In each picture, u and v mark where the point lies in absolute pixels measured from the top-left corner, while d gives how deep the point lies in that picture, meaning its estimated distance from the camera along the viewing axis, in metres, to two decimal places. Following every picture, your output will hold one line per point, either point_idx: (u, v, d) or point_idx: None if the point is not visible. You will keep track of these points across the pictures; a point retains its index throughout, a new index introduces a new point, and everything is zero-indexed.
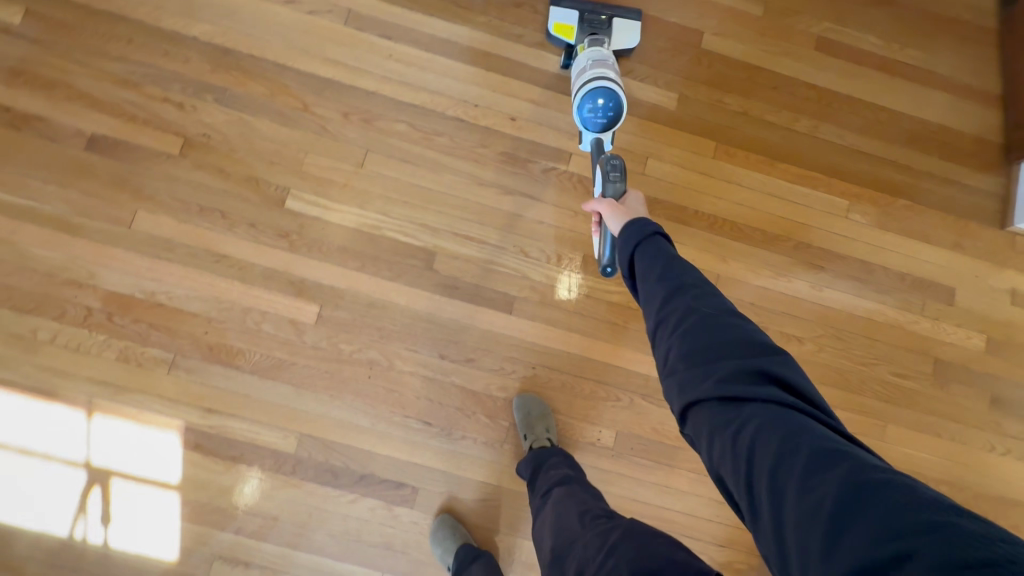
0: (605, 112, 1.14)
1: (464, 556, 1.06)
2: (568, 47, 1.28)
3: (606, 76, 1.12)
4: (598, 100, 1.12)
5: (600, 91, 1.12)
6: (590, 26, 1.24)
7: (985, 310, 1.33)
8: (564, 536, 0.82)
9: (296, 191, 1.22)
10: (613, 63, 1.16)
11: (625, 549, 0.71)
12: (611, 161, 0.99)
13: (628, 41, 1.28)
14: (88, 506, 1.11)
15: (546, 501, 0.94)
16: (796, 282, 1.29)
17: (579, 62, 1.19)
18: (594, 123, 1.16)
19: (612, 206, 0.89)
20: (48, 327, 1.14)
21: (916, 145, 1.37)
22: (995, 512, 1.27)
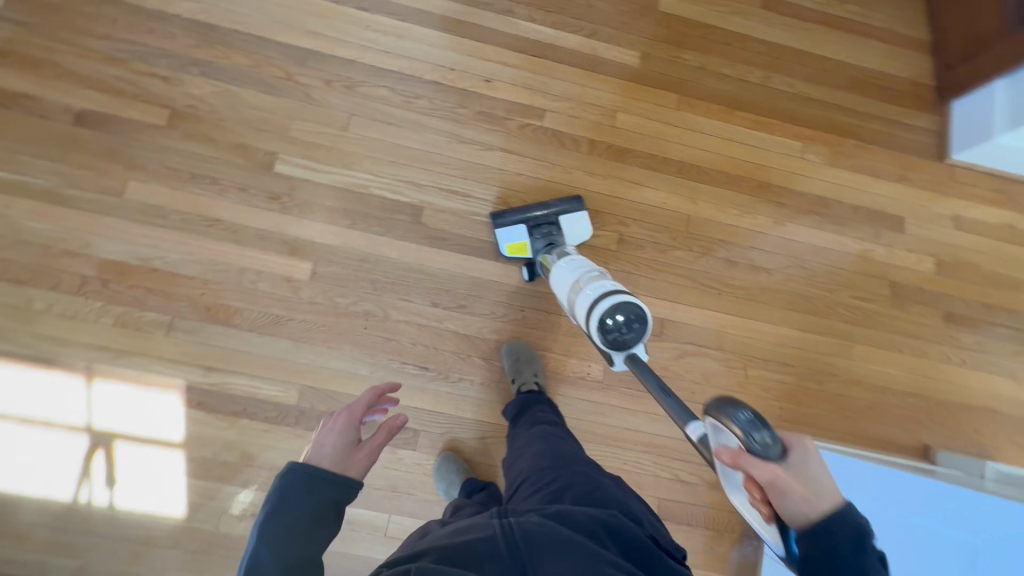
0: (631, 331, 0.86)
1: (470, 486, 1.10)
2: (527, 261, 1.26)
3: (613, 289, 0.88)
4: (618, 315, 0.85)
5: (618, 309, 0.85)
6: (542, 235, 1.23)
7: (933, 236, 1.45)
8: (552, 459, 0.88)
9: (285, 155, 1.27)
10: (605, 273, 0.96)
11: (611, 491, 0.81)
12: (752, 428, 0.57)
13: (582, 236, 1.28)
14: (92, 469, 1.12)
15: (530, 430, 1.01)
16: (761, 218, 1.39)
17: (571, 289, 0.97)
18: (622, 343, 0.87)
19: (786, 484, 0.55)
20: (44, 297, 1.16)
21: (859, 91, 1.49)
22: (957, 418, 1.37)
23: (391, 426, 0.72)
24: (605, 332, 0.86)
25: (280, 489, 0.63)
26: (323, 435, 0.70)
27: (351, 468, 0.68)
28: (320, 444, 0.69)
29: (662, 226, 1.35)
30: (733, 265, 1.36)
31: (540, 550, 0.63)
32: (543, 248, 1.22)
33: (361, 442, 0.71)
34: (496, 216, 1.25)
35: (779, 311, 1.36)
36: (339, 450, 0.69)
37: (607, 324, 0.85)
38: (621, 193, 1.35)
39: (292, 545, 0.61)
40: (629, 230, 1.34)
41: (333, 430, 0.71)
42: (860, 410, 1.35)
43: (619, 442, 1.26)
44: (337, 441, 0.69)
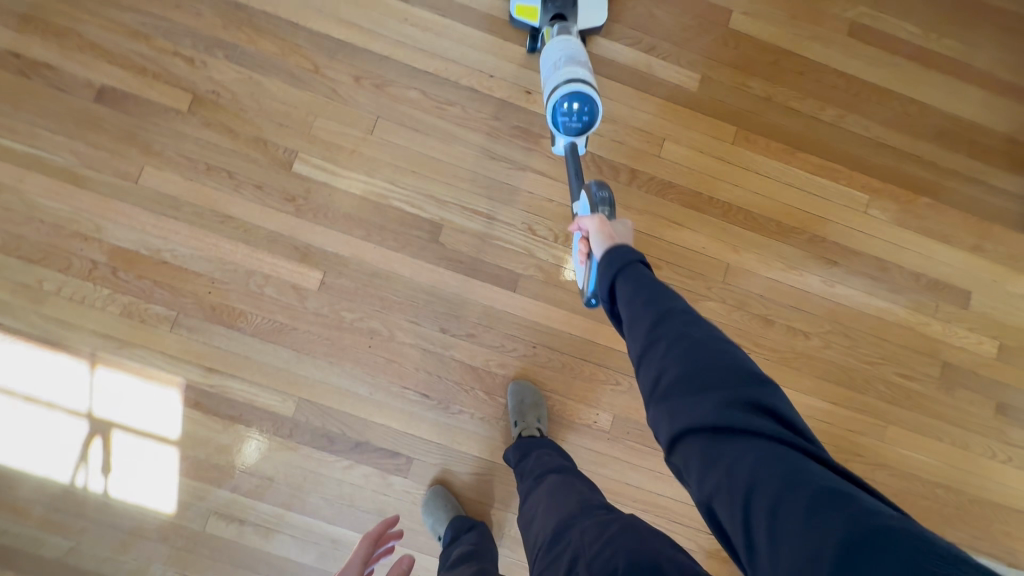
0: (579, 121, 1.04)
1: (456, 526, 1.07)
2: (533, 29, 1.20)
3: (580, 78, 1.01)
4: (574, 103, 1.02)
5: (574, 96, 1.01)
6: (554, 5, 1.15)
7: (1000, 316, 1.30)
8: (559, 519, 0.78)
9: (305, 155, 1.21)
10: (585, 63, 1.05)
11: (624, 545, 0.64)
12: (601, 201, 0.90)
13: (595, 21, 1.20)
14: (90, 455, 1.13)
15: (537, 483, 0.93)
16: (807, 275, 1.27)
17: (548, 60, 1.08)
18: (570, 129, 1.05)
19: (598, 222, 0.81)
20: (53, 279, 1.15)
21: (944, 141, 1.32)
22: (989, 519, 1.26)
23: (394, 569, 0.75)
24: (558, 108, 1.02)
25: None
26: None
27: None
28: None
29: (696, 273, 1.25)
30: (768, 324, 1.25)
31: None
32: (551, 21, 1.16)
33: None
34: None
35: (811, 379, 1.25)
36: None
37: (563, 103, 1.02)
38: (656, 231, 1.25)
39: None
40: (659, 273, 1.24)
41: None
42: (883, 495, 1.25)
43: (616, 497, 1.20)
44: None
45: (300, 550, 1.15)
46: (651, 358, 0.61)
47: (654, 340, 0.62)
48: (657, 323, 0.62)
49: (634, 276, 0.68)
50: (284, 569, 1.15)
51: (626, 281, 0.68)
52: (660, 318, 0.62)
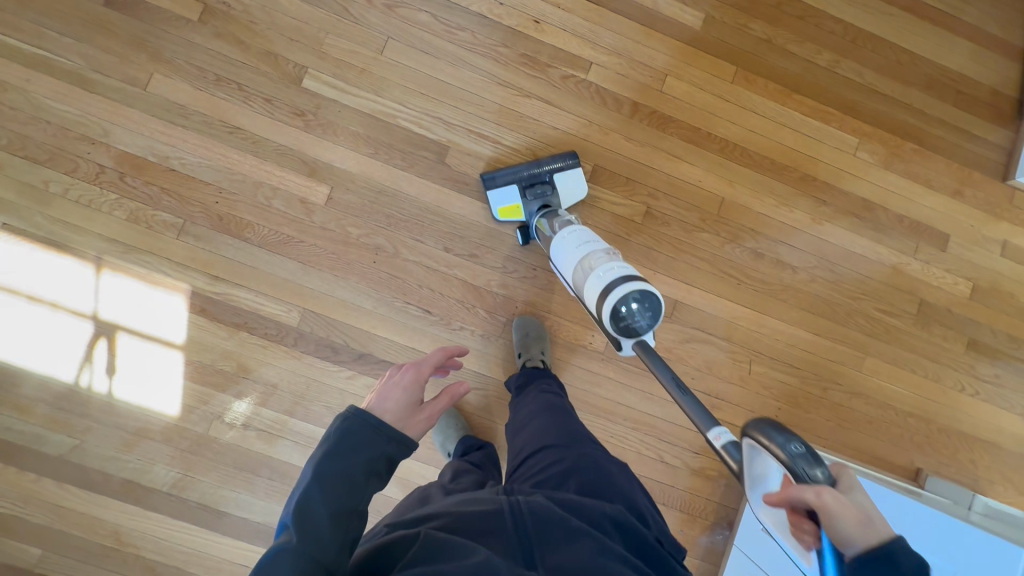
0: (643, 319, 0.84)
1: (466, 445, 1.09)
2: (522, 223, 1.22)
3: (623, 273, 0.85)
4: (632, 303, 0.83)
5: (631, 297, 0.83)
6: (535, 196, 1.19)
7: (975, 259, 1.37)
8: (557, 438, 0.86)
9: (315, 71, 1.21)
10: (614, 253, 0.92)
11: (617, 480, 0.78)
12: (802, 460, 0.56)
13: (577, 194, 1.23)
14: (94, 356, 1.15)
15: (536, 397, 1.00)
16: (797, 212, 1.32)
17: (580, 270, 0.93)
18: (633, 330, 0.84)
19: (851, 512, 0.53)
20: (60, 181, 1.15)
21: (932, 91, 1.38)
22: (956, 447, 1.34)
23: (455, 392, 0.75)
24: (616, 321, 0.84)
25: (339, 431, 0.64)
26: (391, 388, 0.72)
27: (411, 427, 0.70)
28: (385, 397, 0.71)
29: (692, 205, 1.29)
30: (759, 258, 1.31)
31: (544, 532, 0.64)
32: (538, 212, 1.20)
33: (424, 404, 0.72)
34: (486, 177, 1.21)
35: (797, 311, 1.31)
36: (401, 408, 0.70)
37: (620, 310, 0.83)
38: (656, 163, 1.29)
39: (340, 493, 0.60)
40: (657, 204, 1.28)
41: (401, 385, 0.72)
42: (858, 423, 1.32)
43: (608, 415, 1.25)
44: (403, 398, 0.71)
45: (301, 455, 1.18)
46: None
47: None
48: None
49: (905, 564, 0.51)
50: (285, 473, 1.18)
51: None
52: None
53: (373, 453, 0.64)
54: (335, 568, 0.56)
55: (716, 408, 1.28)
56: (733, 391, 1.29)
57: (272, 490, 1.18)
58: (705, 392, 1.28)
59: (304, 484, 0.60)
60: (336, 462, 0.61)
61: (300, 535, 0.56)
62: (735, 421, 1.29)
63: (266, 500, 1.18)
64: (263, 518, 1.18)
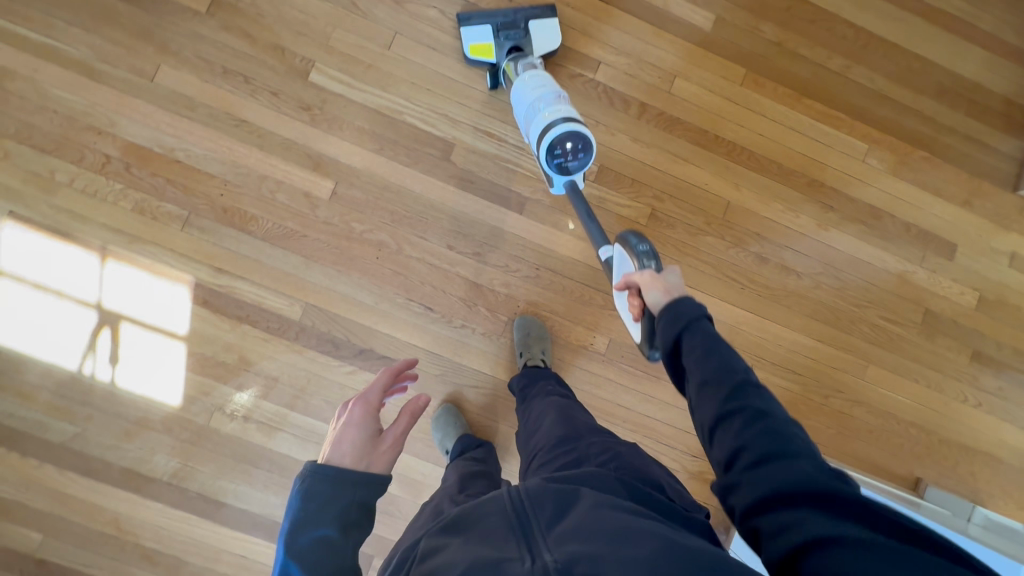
0: (577, 158, 1.02)
1: (464, 442, 1.10)
2: (492, 66, 1.21)
3: (566, 117, 0.99)
4: (569, 144, 0.99)
5: (569, 138, 0.99)
6: (507, 37, 1.19)
7: (982, 269, 1.36)
8: (567, 431, 0.86)
9: (321, 65, 1.21)
10: (563, 97, 1.03)
11: (627, 458, 0.77)
12: (644, 255, 0.82)
13: (550, 43, 1.21)
14: (98, 345, 1.16)
15: (543, 400, 0.99)
16: (803, 218, 1.31)
17: (529, 113, 1.04)
18: (566, 168, 1.03)
19: (649, 277, 0.75)
20: (66, 170, 1.16)
21: (943, 99, 1.36)
22: (956, 457, 1.33)
23: (413, 409, 0.79)
24: (553, 158, 1.01)
25: (302, 496, 0.62)
26: (346, 428, 0.74)
27: (376, 461, 0.70)
28: (341, 442, 0.72)
29: (697, 208, 1.29)
30: (764, 263, 1.30)
31: (541, 507, 0.60)
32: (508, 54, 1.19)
33: (384, 430, 0.74)
34: (462, 18, 1.21)
35: (800, 317, 1.31)
36: (361, 445, 0.71)
37: (557, 151, 1.00)
38: (662, 165, 1.28)
39: (322, 559, 0.59)
40: (662, 206, 1.28)
41: (353, 422, 0.76)
42: (858, 430, 1.32)
43: (608, 417, 1.25)
44: (360, 434, 0.73)
45: (300, 449, 1.19)
46: (725, 418, 0.58)
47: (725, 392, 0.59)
48: (727, 379, 0.60)
49: (694, 325, 0.65)
50: (283, 466, 1.19)
51: (699, 341, 0.63)
52: (724, 381, 0.60)
53: (341, 505, 0.63)
54: None
55: None
56: None
57: (270, 483, 1.18)
58: None
59: (281, 568, 0.58)
60: (306, 531, 0.60)
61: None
62: None
63: (265, 492, 1.18)
64: (261, 510, 1.18)
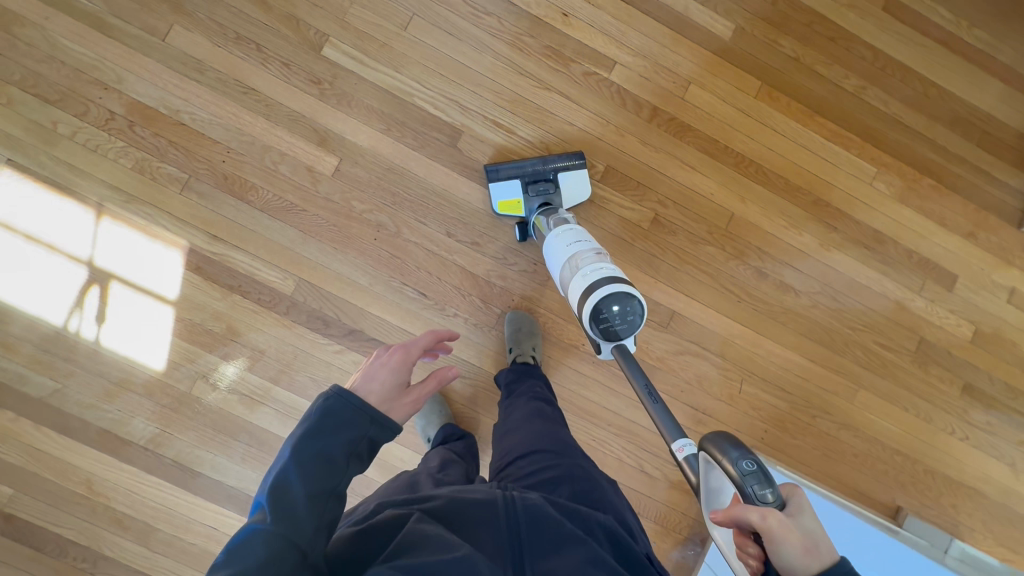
0: (625, 320, 0.88)
1: (446, 432, 1.09)
2: (520, 219, 1.21)
3: (609, 277, 0.90)
4: (614, 306, 0.87)
5: (615, 299, 0.87)
6: (536, 193, 1.18)
7: (980, 302, 1.35)
8: (551, 444, 0.86)
9: (336, 40, 1.20)
10: (602, 254, 0.96)
11: (610, 497, 0.80)
12: (751, 478, 0.64)
13: (579, 194, 1.21)
14: (85, 302, 1.14)
15: (527, 403, 0.98)
16: (806, 236, 1.30)
17: (568, 267, 0.98)
18: (614, 333, 0.89)
19: (783, 528, 0.60)
20: (68, 123, 1.14)
21: (956, 128, 1.35)
22: (938, 489, 1.33)
23: (443, 376, 0.70)
24: (598, 323, 0.88)
25: (320, 411, 0.61)
26: (375, 369, 0.67)
27: (395, 411, 0.66)
28: (372, 376, 0.67)
29: (701, 217, 1.28)
30: (762, 277, 1.29)
31: (538, 541, 0.64)
32: (537, 209, 1.18)
33: (411, 387, 0.68)
34: (490, 169, 1.19)
35: (794, 335, 1.30)
36: (385, 392, 0.66)
37: (602, 313, 0.88)
38: (669, 170, 1.27)
39: (318, 475, 0.59)
40: (666, 212, 1.27)
41: (386, 366, 0.68)
42: (843, 454, 1.31)
43: (593, 418, 1.24)
44: (391, 377, 0.67)
45: (281, 425, 1.18)
46: None
47: None
48: None
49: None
50: (262, 441, 1.17)
51: None
52: None
53: (353, 435, 0.62)
54: (311, 552, 0.56)
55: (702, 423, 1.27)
56: (720, 408, 1.27)
57: (248, 456, 1.17)
58: (692, 406, 1.27)
59: (281, 466, 0.59)
60: (315, 443, 0.60)
61: (274, 516, 0.56)
62: None
63: (241, 465, 1.17)
64: (237, 483, 1.17)
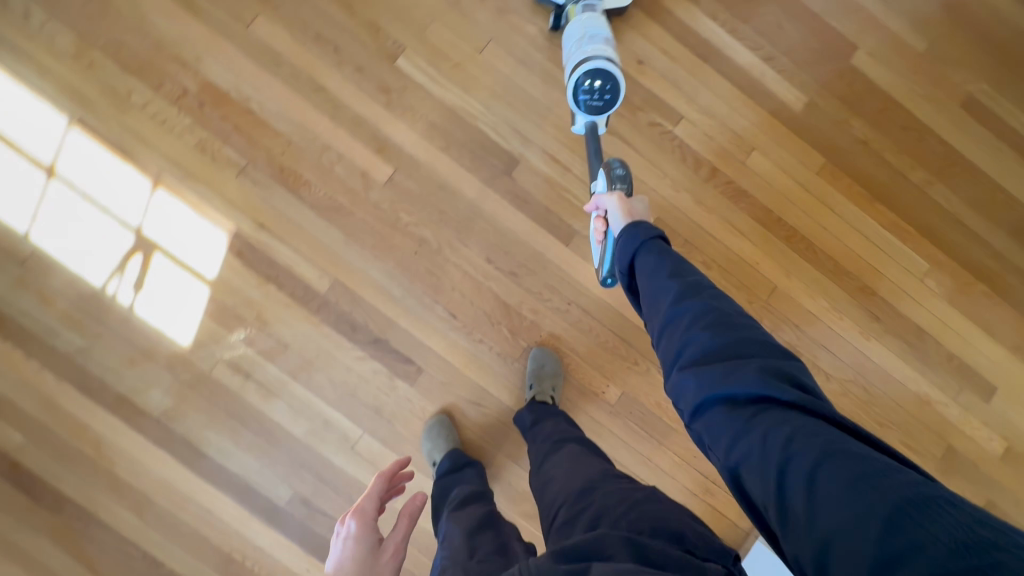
0: (603, 99, 1.03)
1: (453, 459, 1.08)
2: (557, 7, 1.18)
3: (605, 56, 1.01)
4: (595, 81, 1.01)
5: (598, 75, 1.01)
6: None
7: (1017, 419, 1.30)
8: (578, 485, 0.77)
9: (411, 53, 1.21)
10: (609, 40, 1.05)
11: (645, 506, 0.66)
12: (620, 176, 0.94)
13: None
14: (127, 267, 1.16)
15: (557, 449, 0.92)
16: (847, 322, 1.27)
17: (573, 44, 1.07)
18: (594, 107, 1.05)
19: (618, 198, 0.90)
20: (142, 93, 1.17)
21: (1018, 238, 1.32)
22: None
23: (410, 509, 0.78)
24: (581, 93, 1.03)
25: None
26: (346, 547, 0.75)
27: (379, 574, 0.73)
28: (344, 558, 0.74)
29: (742, 285, 1.26)
30: (795, 356, 1.26)
31: None
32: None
33: (384, 541, 0.76)
34: None
35: None
36: (363, 559, 0.73)
37: (586, 85, 1.02)
38: (717, 232, 1.26)
39: None
40: (708, 274, 1.25)
41: (352, 537, 0.76)
42: None
43: None
44: (359, 545, 0.75)
45: (291, 420, 1.18)
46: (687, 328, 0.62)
47: (685, 294, 0.65)
48: (684, 282, 0.66)
49: (655, 243, 0.73)
50: (271, 433, 1.18)
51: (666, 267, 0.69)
52: (688, 294, 0.65)
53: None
54: None
55: (709, 492, 1.24)
56: None
57: (254, 446, 1.17)
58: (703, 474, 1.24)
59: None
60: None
61: None
62: (725, 510, 1.24)
63: (246, 454, 1.17)
64: (239, 470, 1.17)
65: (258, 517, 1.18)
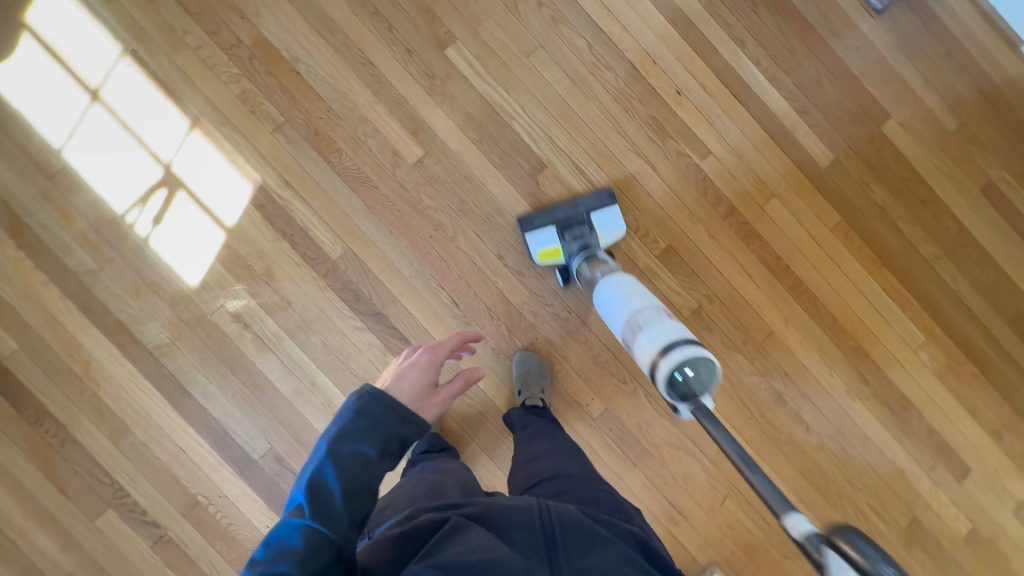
0: (700, 381, 0.78)
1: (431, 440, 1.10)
2: (562, 266, 1.21)
3: (686, 338, 0.83)
4: (686, 369, 0.79)
5: (686, 362, 0.79)
6: (574, 237, 1.20)
7: (985, 504, 1.31)
8: (574, 470, 0.87)
9: (461, 44, 1.25)
10: (666, 313, 0.93)
11: (631, 514, 0.79)
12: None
13: (616, 230, 1.23)
14: (150, 199, 1.19)
15: (552, 433, 1.01)
16: (835, 378, 1.29)
17: (627, 326, 0.95)
18: (690, 393, 0.76)
19: None
20: (197, 36, 1.20)
21: (1014, 327, 1.34)
22: None
23: (469, 376, 0.82)
24: (672, 385, 0.79)
25: (356, 411, 0.67)
26: (406, 371, 0.79)
27: (424, 409, 0.76)
28: (401, 378, 0.78)
29: (741, 324, 1.28)
30: (780, 403, 1.28)
31: (569, 538, 0.63)
32: (577, 253, 1.20)
33: (440, 387, 0.79)
34: (523, 221, 1.22)
35: (792, 469, 1.28)
36: (415, 390, 0.77)
37: (676, 378, 0.78)
38: (725, 269, 1.28)
39: (357, 472, 0.63)
40: (709, 307, 1.28)
41: (416, 367, 0.80)
42: None
43: None
44: (419, 379, 0.78)
45: (280, 376, 1.19)
46: None
47: None
48: None
49: None
50: (258, 385, 1.19)
51: None
52: None
53: (388, 432, 0.67)
54: (343, 546, 0.59)
55: (673, 522, 1.25)
56: (697, 514, 1.25)
57: (239, 395, 1.19)
58: (670, 502, 1.25)
59: (318, 463, 0.63)
60: (349, 442, 0.65)
61: (312, 513, 0.59)
62: (685, 542, 1.25)
63: (230, 401, 1.19)
64: (219, 416, 1.19)
65: (229, 465, 1.19)
